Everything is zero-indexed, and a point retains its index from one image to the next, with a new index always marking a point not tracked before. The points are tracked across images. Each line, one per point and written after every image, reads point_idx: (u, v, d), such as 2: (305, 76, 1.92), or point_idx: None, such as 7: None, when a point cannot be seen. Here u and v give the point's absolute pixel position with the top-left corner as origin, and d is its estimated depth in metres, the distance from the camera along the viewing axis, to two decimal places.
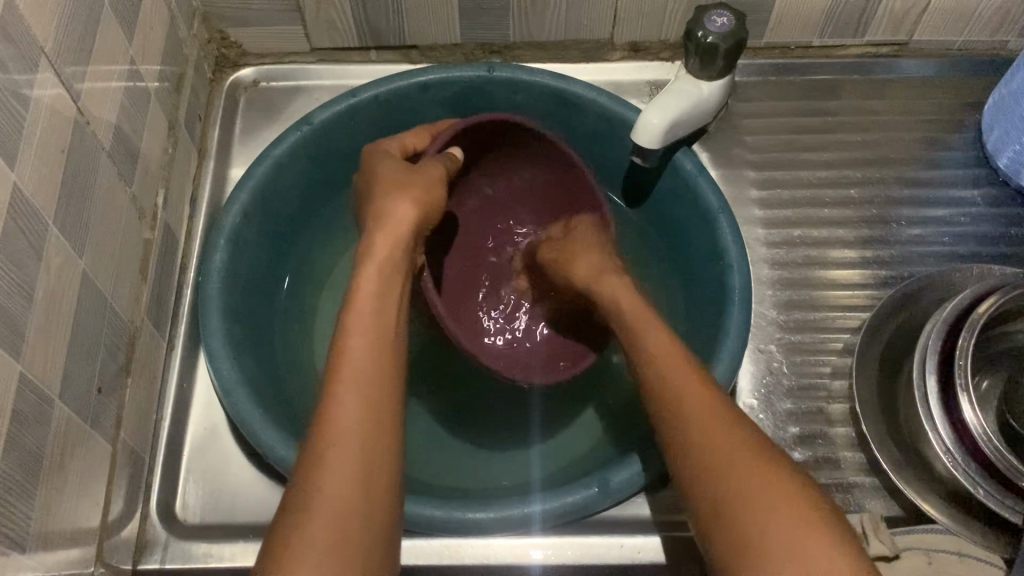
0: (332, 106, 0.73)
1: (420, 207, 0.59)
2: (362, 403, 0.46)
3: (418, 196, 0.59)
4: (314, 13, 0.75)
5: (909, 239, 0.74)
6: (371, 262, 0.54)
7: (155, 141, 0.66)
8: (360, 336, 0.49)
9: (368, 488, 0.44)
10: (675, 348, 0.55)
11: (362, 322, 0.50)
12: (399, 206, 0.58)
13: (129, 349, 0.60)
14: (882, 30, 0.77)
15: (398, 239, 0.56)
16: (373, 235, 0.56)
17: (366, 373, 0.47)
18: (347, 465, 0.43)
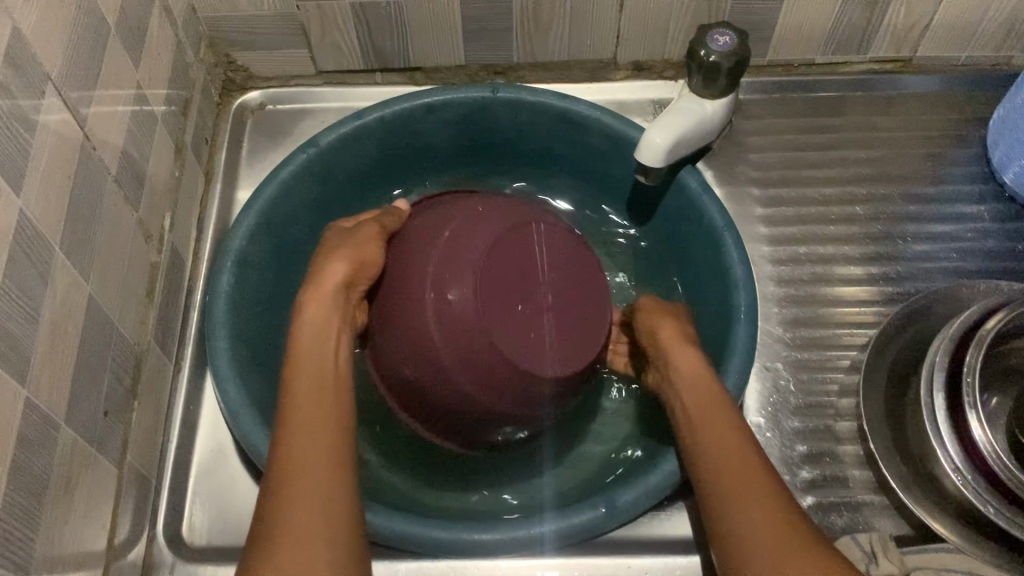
0: (339, 127, 0.73)
1: (354, 265, 0.57)
2: (311, 436, 0.45)
3: (353, 255, 0.57)
4: (319, 35, 0.76)
5: (914, 255, 0.74)
6: (306, 320, 0.53)
7: (162, 164, 0.66)
8: (303, 381, 0.49)
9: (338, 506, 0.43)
10: (723, 433, 0.52)
11: (303, 369, 0.50)
12: (333, 264, 0.56)
13: (136, 372, 0.60)
14: (885, 47, 0.78)
15: (329, 296, 0.54)
16: (306, 298, 0.55)
17: (312, 408, 0.47)
18: (310, 492, 0.42)
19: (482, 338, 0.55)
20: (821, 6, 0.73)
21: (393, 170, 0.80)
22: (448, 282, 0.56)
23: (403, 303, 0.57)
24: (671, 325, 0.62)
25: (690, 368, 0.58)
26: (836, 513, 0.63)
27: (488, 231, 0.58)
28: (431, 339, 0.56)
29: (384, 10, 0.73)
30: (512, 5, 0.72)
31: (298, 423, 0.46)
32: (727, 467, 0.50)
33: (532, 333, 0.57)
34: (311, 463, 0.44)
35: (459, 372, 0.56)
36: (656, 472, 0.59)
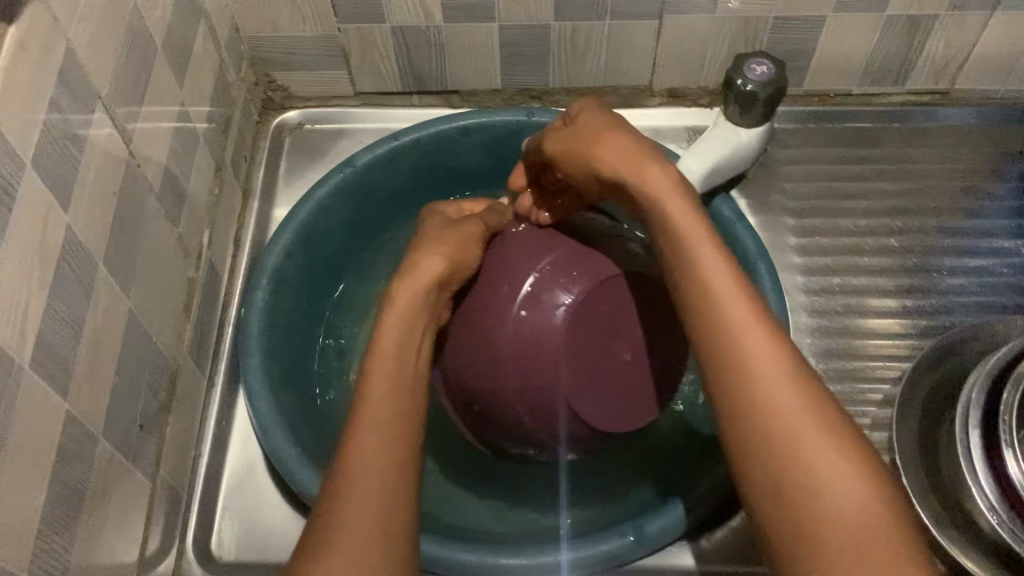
0: (376, 148, 0.74)
1: (449, 261, 0.56)
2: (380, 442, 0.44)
3: (446, 250, 0.57)
4: (359, 57, 0.77)
5: (949, 288, 0.73)
6: (393, 311, 0.52)
7: (201, 181, 0.67)
8: (381, 377, 0.48)
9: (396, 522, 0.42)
10: (721, 270, 0.45)
11: (380, 366, 0.49)
12: (429, 257, 0.56)
13: (171, 386, 0.61)
14: (923, 79, 0.77)
15: (423, 290, 0.54)
16: (398, 286, 0.54)
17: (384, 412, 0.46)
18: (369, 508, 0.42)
19: (551, 373, 0.55)
20: (859, 37, 0.73)
21: (427, 191, 0.80)
22: (537, 308, 0.56)
23: (485, 315, 0.57)
24: (619, 139, 0.54)
25: (630, 163, 0.52)
26: None
27: (594, 272, 0.57)
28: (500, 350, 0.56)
29: (423, 34, 0.74)
30: (551, 30, 0.73)
31: (364, 429, 0.45)
32: (747, 361, 0.42)
33: (596, 378, 0.57)
34: (376, 468, 0.43)
35: (515, 395, 0.56)
36: (685, 502, 0.59)
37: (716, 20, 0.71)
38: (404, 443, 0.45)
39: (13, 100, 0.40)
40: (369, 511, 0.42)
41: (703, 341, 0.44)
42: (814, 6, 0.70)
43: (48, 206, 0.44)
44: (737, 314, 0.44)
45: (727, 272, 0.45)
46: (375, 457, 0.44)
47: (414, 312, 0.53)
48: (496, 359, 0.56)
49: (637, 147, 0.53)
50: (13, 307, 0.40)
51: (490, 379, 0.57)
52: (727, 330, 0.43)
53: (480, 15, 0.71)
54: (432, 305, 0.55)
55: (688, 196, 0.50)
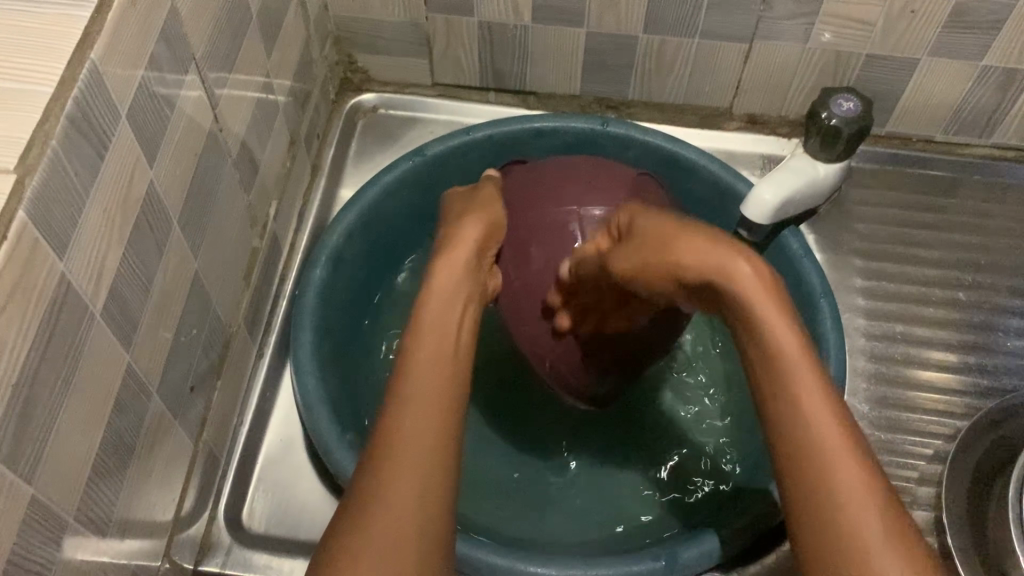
0: (446, 140, 0.74)
1: (487, 226, 0.56)
2: (424, 417, 0.41)
3: (484, 216, 0.56)
4: (442, 48, 0.77)
5: (1012, 350, 0.71)
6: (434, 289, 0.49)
7: (275, 153, 0.68)
8: (425, 351, 0.45)
9: (430, 494, 0.38)
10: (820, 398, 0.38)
11: (423, 340, 0.45)
12: (467, 225, 0.55)
13: (223, 351, 0.61)
14: (1009, 133, 0.76)
15: (461, 265, 0.52)
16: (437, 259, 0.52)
17: (430, 386, 0.42)
18: (405, 487, 0.38)
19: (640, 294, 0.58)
20: (951, 84, 0.71)
21: None
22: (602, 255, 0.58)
23: (553, 284, 0.59)
24: (663, 219, 0.47)
25: (752, 285, 0.40)
26: None
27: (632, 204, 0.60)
28: (590, 307, 0.58)
29: (510, 31, 0.73)
30: (638, 42, 0.72)
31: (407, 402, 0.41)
32: (822, 457, 0.36)
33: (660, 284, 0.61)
34: (413, 449, 0.39)
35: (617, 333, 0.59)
36: (698, 544, 0.57)
37: (808, 51, 0.70)
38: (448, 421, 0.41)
39: (118, 50, 0.41)
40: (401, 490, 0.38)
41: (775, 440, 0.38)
42: (910, 48, 0.68)
43: (136, 159, 0.44)
44: (823, 432, 0.37)
45: (805, 368, 0.38)
46: (417, 433, 0.40)
47: (457, 284, 0.50)
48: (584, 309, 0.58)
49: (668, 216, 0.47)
50: (93, 256, 0.40)
51: (587, 329, 0.59)
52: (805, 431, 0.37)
53: (570, 20, 0.71)
54: (475, 274, 0.52)
55: (784, 299, 0.40)
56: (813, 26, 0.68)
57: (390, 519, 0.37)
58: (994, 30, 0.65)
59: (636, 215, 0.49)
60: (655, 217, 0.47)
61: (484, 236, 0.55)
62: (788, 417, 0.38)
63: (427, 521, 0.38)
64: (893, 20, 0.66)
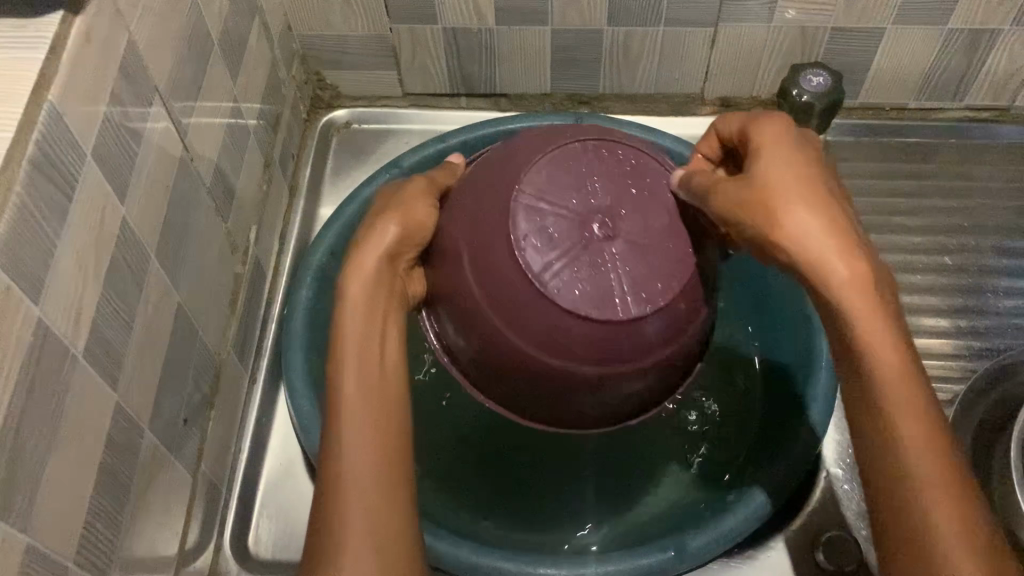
0: (422, 150, 0.74)
1: (405, 224, 0.47)
2: (372, 446, 0.41)
3: (405, 212, 0.47)
4: (409, 59, 0.77)
5: (1004, 309, 0.71)
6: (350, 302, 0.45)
7: (250, 178, 0.67)
8: (353, 373, 0.43)
9: (388, 517, 0.40)
10: (919, 414, 0.39)
11: (349, 365, 0.43)
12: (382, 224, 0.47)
13: (214, 381, 0.61)
14: (981, 94, 0.76)
15: (373, 270, 0.46)
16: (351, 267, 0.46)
17: (372, 413, 0.42)
18: (363, 518, 0.39)
19: (547, 309, 0.43)
20: (918, 51, 0.71)
21: None
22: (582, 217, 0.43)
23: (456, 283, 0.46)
24: (812, 212, 0.40)
25: (870, 320, 0.39)
26: None
27: (550, 185, 0.44)
28: (493, 313, 0.44)
29: (475, 36, 0.73)
30: (604, 36, 0.72)
31: (348, 428, 0.42)
32: (912, 474, 0.38)
33: (646, 252, 0.43)
34: (367, 484, 0.40)
35: (546, 350, 0.44)
36: (729, 517, 0.57)
37: (774, 29, 0.70)
38: (390, 445, 0.42)
39: (77, 90, 0.41)
40: (365, 507, 0.39)
41: (866, 418, 0.40)
42: (874, 18, 0.68)
43: (106, 198, 0.44)
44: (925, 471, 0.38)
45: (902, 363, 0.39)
46: (358, 468, 0.40)
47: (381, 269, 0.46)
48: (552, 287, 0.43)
49: (796, 170, 0.42)
50: (70, 298, 0.40)
51: (506, 350, 0.45)
52: (909, 450, 0.38)
53: (533, 19, 0.71)
54: (394, 284, 0.47)
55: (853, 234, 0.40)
56: (776, 5, 0.68)
57: (346, 532, 0.39)
58: None
59: (768, 173, 0.42)
60: (784, 161, 0.42)
61: (398, 239, 0.47)
62: (890, 433, 0.39)
63: (396, 534, 0.40)
64: None
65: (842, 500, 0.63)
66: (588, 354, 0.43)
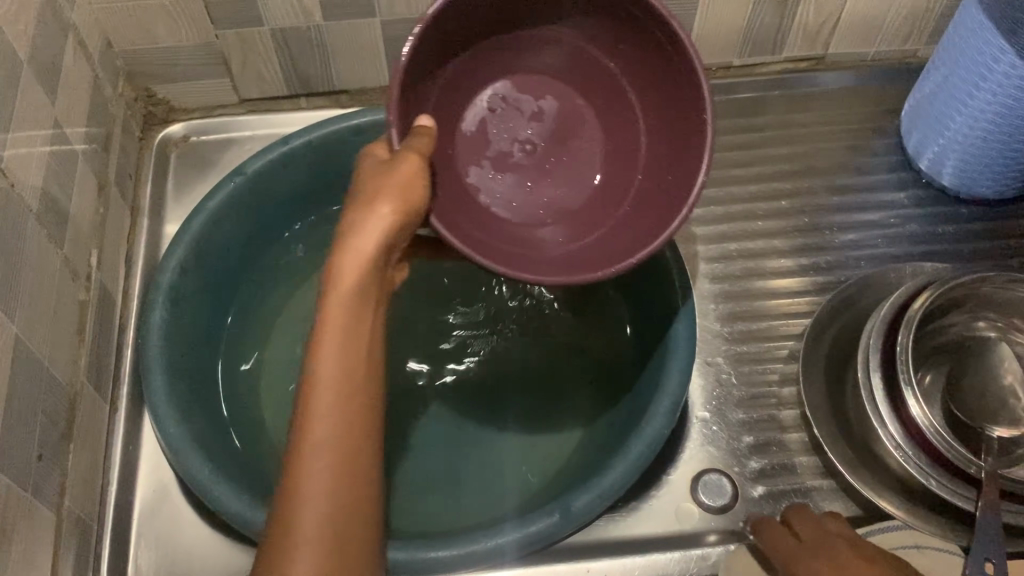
0: (265, 155, 0.73)
1: (400, 216, 0.45)
2: (343, 438, 0.41)
3: (395, 201, 0.45)
4: (241, 64, 0.75)
5: (842, 244, 0.76)
6: (327, 337, 0.42)
7: (85, 202, 0.65)
8: (331, 370, 0.42)
9: (354, 491, 0.41)
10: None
11: (324, 383, 0.42)
12: (373, 216, 0.45)
13: (70, 415, 0.58)
14: (799, 46, 0.80)
15: (350, 303, 0.43)
16: (329, 295, 0.43)
17: (340, 417, 0.41)
18: (319, 495, 0.40)
19: (587, 144, 0.61)
20: (734, 11, 0.75)
21: (329, 193, 0.79)
22: (540, 109, 0.60)
23: (534, 176, 0.60)
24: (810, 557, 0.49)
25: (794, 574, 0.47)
26: (786, 500, 0.64)
27: (582, 89, 0.60)
28: (548, 164, 0.60)
29: (304, 34, 0.72)
30: None
31: (315, 433, 0.41)
32: None
33: (594, 132, 0.60)
34: (330, 480, 0.40)
35: (580, 157, 0.60)
36: (610, 473, 0.58)
37: None
38: (363, 428, 0.42)
39: None
40: (324, 490, 0.40)
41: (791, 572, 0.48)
42: None
43: None
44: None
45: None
46: (325, 456, 0.41)
47: (357, 308, 0.43)
48: (546, 7, 0.55)
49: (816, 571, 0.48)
50: None
51: (563, 140, 0.60)
52: None
53: (360, 12, 0.71)
54: (382, 277, 0.46)
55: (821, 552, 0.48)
56: None
57: (309, 515, 0.40)
58: None
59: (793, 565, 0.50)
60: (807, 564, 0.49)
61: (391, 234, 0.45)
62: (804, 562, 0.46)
63: (359, 504, 0.41)
64: None
65: (713, 440, 0.66)
66: (583, 172, 0.60)
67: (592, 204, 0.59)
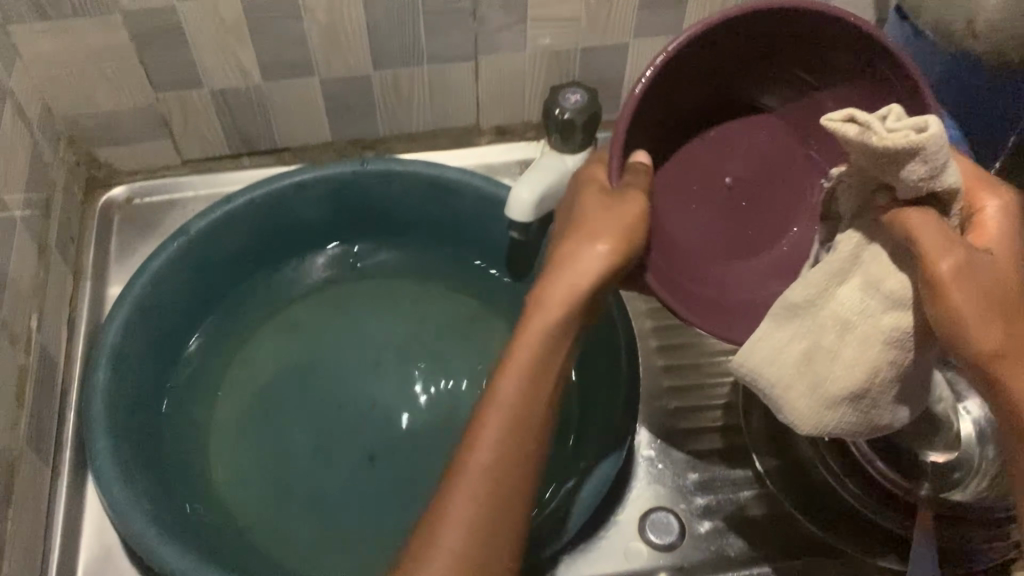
0: (209, 214, 0.73)
1: (617, 251, 0.47)
2: (501, 457, 0.46)
3: (616, 238, 0.47)
4: (183, 125, 0.76)
5: None
6: (515, 360, 0.47)
7: (25, 266, 0.65)
8: (511, 390, 0.46)
9: (494, 509, 0.45)
10: (992, 285, 0.37)
11: (504, 403, 0.46)
12: (584, 249, 0.47)
13: (10, 480, 0.58)
14: None
15: (553, 324, 0.47)
16: (530, 316, 0.47)
17: (503, 439, 0.46)
18: (469, 506, 0.45)
19: (777, 198, 0.60)
20: None
21: (275, 251, 0.80)
22: (748, 148, 0.60)
23: (723, 220, 0.60)
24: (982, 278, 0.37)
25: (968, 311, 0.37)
26: (733, 535, 0.64)
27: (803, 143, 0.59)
28: (735, 210, 0.60)
29: (245, 94, 0.74)
30: (372, 80, 0.74)
31: (483, 445, 0.46)
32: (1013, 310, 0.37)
33: (775, 186, 0.60)
34: (476, 495, 0.45)
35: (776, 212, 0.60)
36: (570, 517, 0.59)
37: (531, 56, 0.75)
38: (526, 450, 0.46)
39: None
40: (463, 504, 0.45)
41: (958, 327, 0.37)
42: (616, 35, 0.74)
43: None
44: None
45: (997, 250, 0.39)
46: (484, 468, 0.45)
47: (553, 342, 0.47)
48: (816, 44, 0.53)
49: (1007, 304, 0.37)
50: None
51: (740, 186, 0.60)
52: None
53: (299, 71, 0.72)
54: (584, 312, 0.48)
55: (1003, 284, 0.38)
56: (528, 33, 0.72)
57: (456, 521, 0.44)
58: (682, 3, 0.72)
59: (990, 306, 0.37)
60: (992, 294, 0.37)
61: (606, 269, 0.47)
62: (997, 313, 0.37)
63: (500, 527, 0.45)
64: (594, 14, 0.71)
65: (658, 477, 0.67)
66: (769, 224, 0.60)
67: (777, 264, 0.59)
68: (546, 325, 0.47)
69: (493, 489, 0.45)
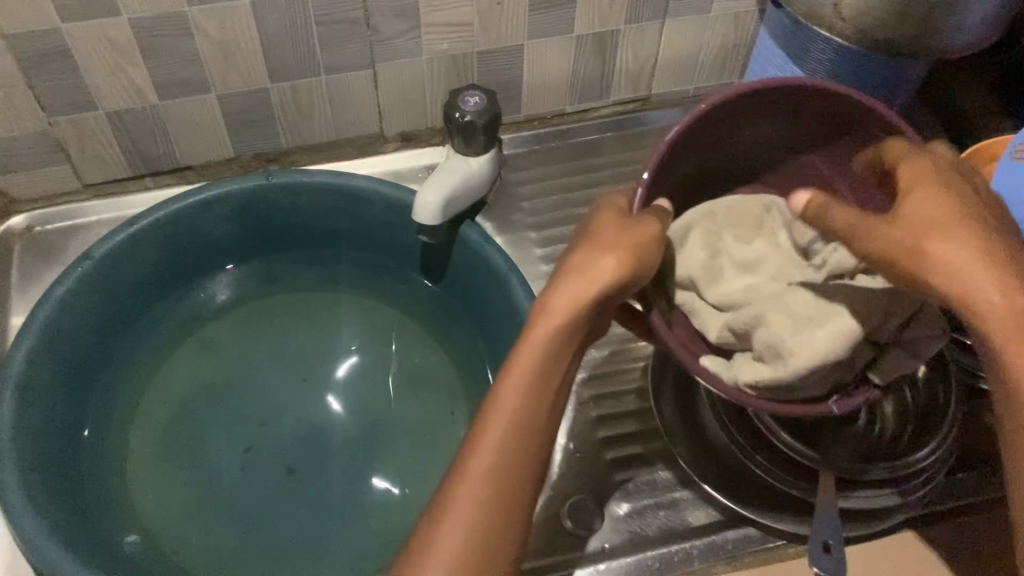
0: (111, 237, 0.72)
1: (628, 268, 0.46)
2: (497, 472, 0.44)
3: (626, 255, 0.47)
4: (80, 150, 0.75)
5: None
6: (512, 375, 0.46)
7: None
8: (509, 405, 0.45)
9: (486, 524, 0.44)
10: (942, 203, 0.42)
11: (498, 419, 0.45)
12: (602, 262, 0.46)
13: None
14: (624, 90, 0.86)
15: (551, 344, 0.46)
16: (535, 329, 0.46)
17: (498, 456, 0.45)
18: (461, 523, 0.44)
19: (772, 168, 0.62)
20: (558, 60, 0.79)
21: (184, 271, 0.79)
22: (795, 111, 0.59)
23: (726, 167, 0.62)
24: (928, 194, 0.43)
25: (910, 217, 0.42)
26: (651, 514, 0.66)
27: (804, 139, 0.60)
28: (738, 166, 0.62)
29: (141, 115, 0.73)
30: (270, 94, 0.75)
31: (477, 459, 0.45)
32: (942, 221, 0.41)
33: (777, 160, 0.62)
34: (467, 514, 0.44)
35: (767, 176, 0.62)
36: None
37: (428, 61, 0.76)
38: (524, 467, 0.45)
39: None
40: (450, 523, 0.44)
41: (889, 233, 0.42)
42: (510, 37, 0.75)
43: None
44: (991, 294, 0.40)
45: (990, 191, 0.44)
46: (476, 483, 0.44)
47: (558, 348, 0.46)
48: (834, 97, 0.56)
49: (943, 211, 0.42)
50: None
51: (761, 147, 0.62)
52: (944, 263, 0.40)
53: (194, 88, 0.72)
54: (587, 330, 0.47)
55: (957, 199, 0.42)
56: (422, 38, 0.73)
57: (447, 536, 0.43)
58: (570, 3, 0.74)
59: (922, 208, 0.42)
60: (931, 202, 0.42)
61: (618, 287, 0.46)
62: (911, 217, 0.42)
63: (492, 546, 0.44)
64: (486, 18, 0.73)
65: (575, 466, 0.68)
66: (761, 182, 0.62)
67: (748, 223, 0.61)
68: (548, 332, 0.46)
69: (493, 490, 0.44)
